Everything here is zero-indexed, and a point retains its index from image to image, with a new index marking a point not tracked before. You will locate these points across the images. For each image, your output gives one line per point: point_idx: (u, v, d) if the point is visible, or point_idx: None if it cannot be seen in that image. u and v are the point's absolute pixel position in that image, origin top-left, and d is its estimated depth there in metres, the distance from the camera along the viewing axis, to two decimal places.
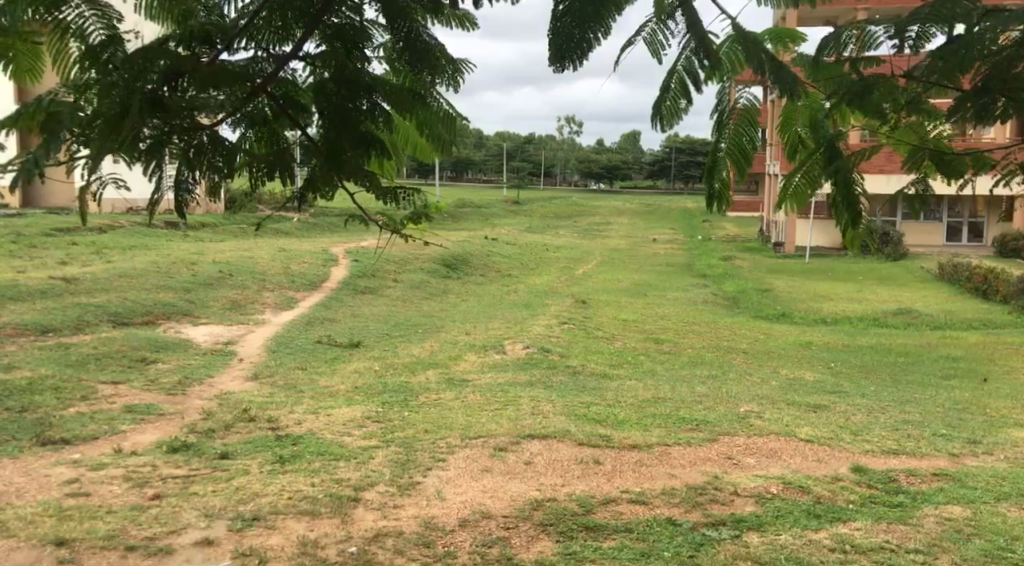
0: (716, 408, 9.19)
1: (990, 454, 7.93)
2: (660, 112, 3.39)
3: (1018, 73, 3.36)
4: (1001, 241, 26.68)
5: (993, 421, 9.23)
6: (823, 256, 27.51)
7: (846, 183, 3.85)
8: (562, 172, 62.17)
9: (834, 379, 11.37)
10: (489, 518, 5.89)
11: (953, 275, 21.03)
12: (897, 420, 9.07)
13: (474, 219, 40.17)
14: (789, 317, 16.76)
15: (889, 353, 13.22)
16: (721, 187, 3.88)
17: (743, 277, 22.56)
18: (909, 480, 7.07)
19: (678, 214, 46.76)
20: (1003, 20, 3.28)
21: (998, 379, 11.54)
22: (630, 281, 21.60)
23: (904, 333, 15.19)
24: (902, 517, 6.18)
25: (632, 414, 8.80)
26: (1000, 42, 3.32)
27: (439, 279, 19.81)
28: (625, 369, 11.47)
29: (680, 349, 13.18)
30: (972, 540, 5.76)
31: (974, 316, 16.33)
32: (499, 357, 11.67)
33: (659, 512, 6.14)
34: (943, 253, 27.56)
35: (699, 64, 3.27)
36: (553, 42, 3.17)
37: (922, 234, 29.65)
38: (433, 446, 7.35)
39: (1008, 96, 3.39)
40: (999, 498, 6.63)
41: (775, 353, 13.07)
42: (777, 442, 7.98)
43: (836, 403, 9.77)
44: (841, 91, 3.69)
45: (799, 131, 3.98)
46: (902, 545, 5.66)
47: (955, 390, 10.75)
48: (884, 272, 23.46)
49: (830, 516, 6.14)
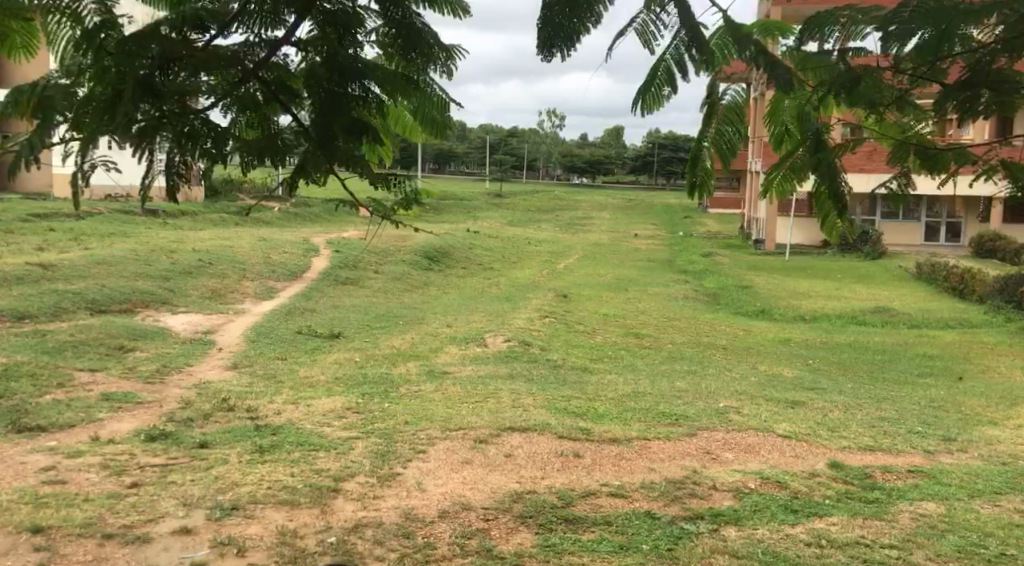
0: (696, 403, 9.23)
1: (963, 452, 8.02)
2: (642, 98, 3.44)
3: (998, 68, 3.47)
4: (977, 241, 26.98)
5: (967, 419, 9.33)
6: (803, 253, 27.72)
7: (831, 177, 3.78)
8: (545, 166, 62.28)
9: (812, 376, 11.47)
10: (469, 509, 5.90)
11: (929, 275, 21.22)
12: (873, 417, 9.15)
13: (456, 209, 40.12)
14: (769, 314, 16.84)
15: (866, 350, 13.33)
16: (704, 175, 3.89)
17: (724, 273, 22.69)
18: (884, 476, 7.14)
19: (659, 211, 46.96)
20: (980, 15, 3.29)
21: (973, 377, 11.68)
22: (611, 276, 21.67)
23: (880, 331, 15.33)
24: (877, 513, 6.24)
25: (612, 408, 8.83)
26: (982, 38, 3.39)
27: (419, 271, 19.78)
28: (605, 363, 11.50)
29: (660, 344, 13.24)
30: (945, 536, 5.83)
31: (949, 316, 16.49)
32: (480, 349, 11.67)
33: (638, 506, 6.17)
34: (921, 253, 27.78)
35: (688, 56, 3.30)
36: (543, 30, 3.17)
37: (899, 233, 29.91)
38: (414, 437, 7.36)
39: (991, 88, 3.52)
40: (973, 495, 6.70)
41: (753, 350, 13.17)
42: (755, 437, 8.03)
43: (814, 400, 9.86)
44: (827, 81, 3.60)
45: (785, 124, 3.99)
46: (877, 540, 5.71)
47: (931, 389, 10.84)
48: (862, 271, 23.62)
49: (806, 511, 6.19)
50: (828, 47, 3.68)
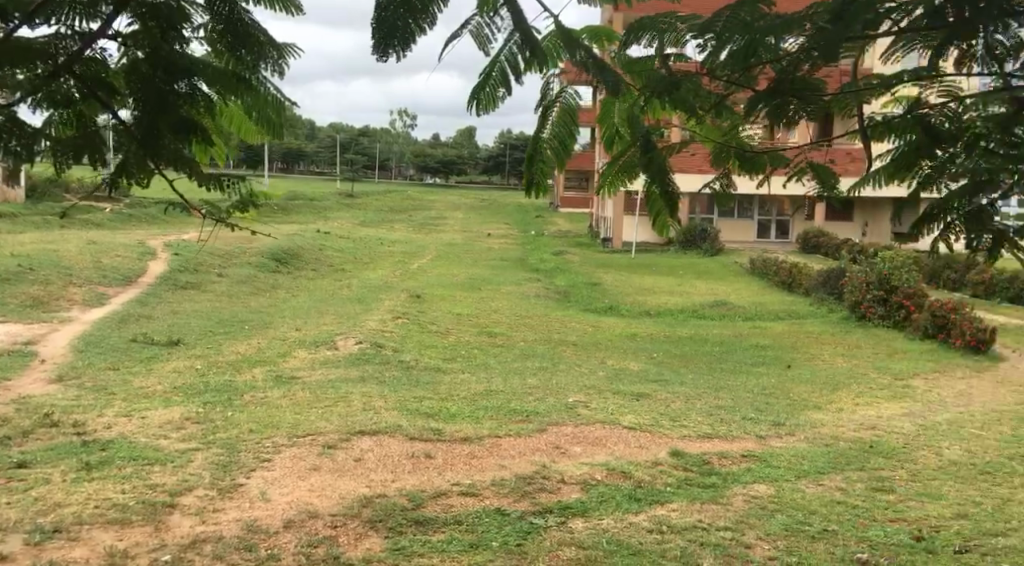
0: (546, 399, 9.37)
1: (792, 435, 8.47)
2: (477, 98, 3.45)
3: (801, 76, 3.71)
4: (805, 237, 28.58)
5: (796, 404, 9.86)
6: (648, 250, 28.62)
7: (660, 177, 3.90)
8: (397, 165, 61.87)
9: (656, 368, 11.85)
10: (315, 517, 5.78)
11: (763, 269, 22.33)
12: (711, 406, 9.54)
13: (304, 209, 39.26)
14: (616, 310, 17.29)
15: (705, 342, 13.89)
16: (540, 175, 3.88)
17: (573, 271, 23.13)
18: (721, 462, 7.45)
19: (510, 210, 47.47)
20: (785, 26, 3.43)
21: (801, 365, 12.36)
22: (462, 275, 21.73)
23: (719, 324, 16.00)
24: (714, 497, 6.51)
25: (462, 407, 8.85)
26: (787, 49, 3.55)
27: (265, 273, 19.25)
28: (456, 363, 11.51)
29: (510, 342, 13.37)
30: (774, 515, 6.13)
31: (781, 308, 17.39)
32: (329, 353, 11.46)
33: (489, 503, 6.20)
34: (755, 249, 29.19)
35: (522, 57, 3.36)
36: (378, 30, 3.22)
37: (736, 230, 31.34)
38: (257, 446, 7.14)
39: (795, 94, 3.81)
40: (800, 476, 7.08)
41: (601, 345, 13.49)
42: (600, 430, 8.22)
43: (657, 392, 10.18)
44: (650, 85, 3.78)
45: (617, 127, 4.01)
46: (713, 523, 5.94)
47: (764, 377, 11.41)
48: (702, 267, 24.60)
49: (649, 499, 6.38)
50: (653, 51, 3.86)
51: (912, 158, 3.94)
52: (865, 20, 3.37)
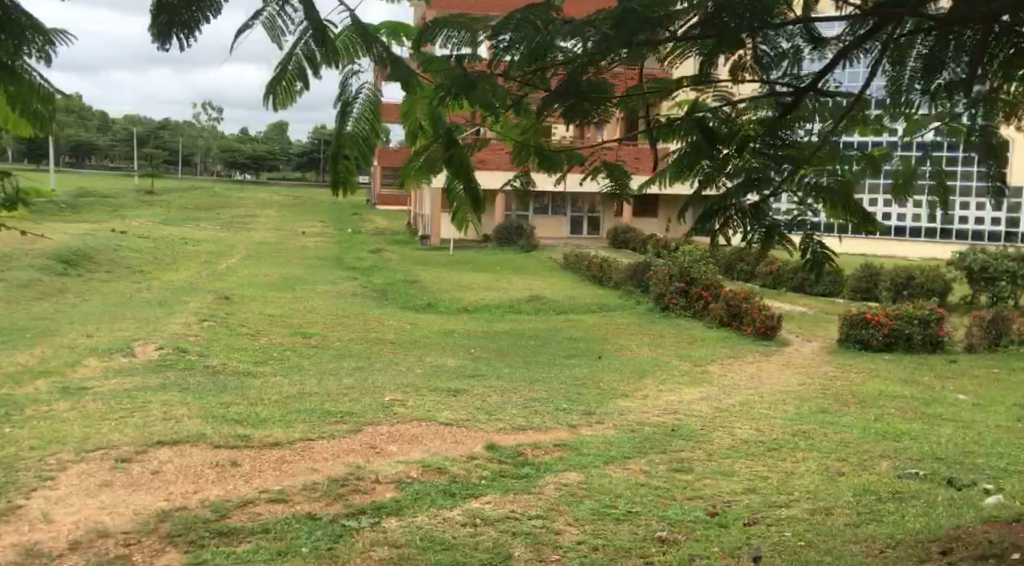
0: (359, 399, 9.27)
1: (602, 423, 8.76)
2: (274, 93, 3.26)
3: (586, 80, 3.83)
4: (614, 233, 29.64)
5: (606, 393, 10.20)
6: (464, 247, 28.84)
7: (463, 172, 3.95)
8: (204, 161, 59.40)
9: (472, 364, 11.95)
10: (106, 536, 5.46)
11: (575, 264, 22.98)
12: (525, 398, 9.72)
13: (101, 209, 37.00)
14: (432, 306, 17.30)
15: (520, 336, 14.15)
16: (346, 174, 3.82)
17: (389, 269, 22.99)
18: (534, 452, 7.61)
19: (326, 208, 46.61)
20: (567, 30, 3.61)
21: (611, 355, 12.80)
22: (274, 275, 21.13)
23: (534, 317, 16.34)
24: (526, 487, 6.63)
25: (271, 411, 8.60)
26: (573, 53, 3.69)
27: (56, 277, 18.01)
28: (267, 366, 11.16)
29: (324, 342, 13.12)
30: (583, 501, 6.33)
31: (592, 301, 17.96)
32: (128, 360, 10.86)
33: (298, 508, 6.06)
34: (568, 245, 29.99)
35: (315, 49, 3.21)
36: (160, 18, 3.26)
37: (550, 226, 32.11)
38: (42, 464, 6.67)
39: (584, 98, 3.88)
40: (608, 461, 7.35)
41: (418, 342, 13.47)
42: (415, 427, 8.21)
43: (473, 387, 10.27)
44: (445, 82, 3.69)
45: (419, 121, 3.98)
46: (525, 513, 6.06)
47: (576, 368, 11.74)
48: (517, 263, 25.04)
49: (463, 493, 6.43)
50: (448, 52, 3.74)
51: (696, 160, 4.19)
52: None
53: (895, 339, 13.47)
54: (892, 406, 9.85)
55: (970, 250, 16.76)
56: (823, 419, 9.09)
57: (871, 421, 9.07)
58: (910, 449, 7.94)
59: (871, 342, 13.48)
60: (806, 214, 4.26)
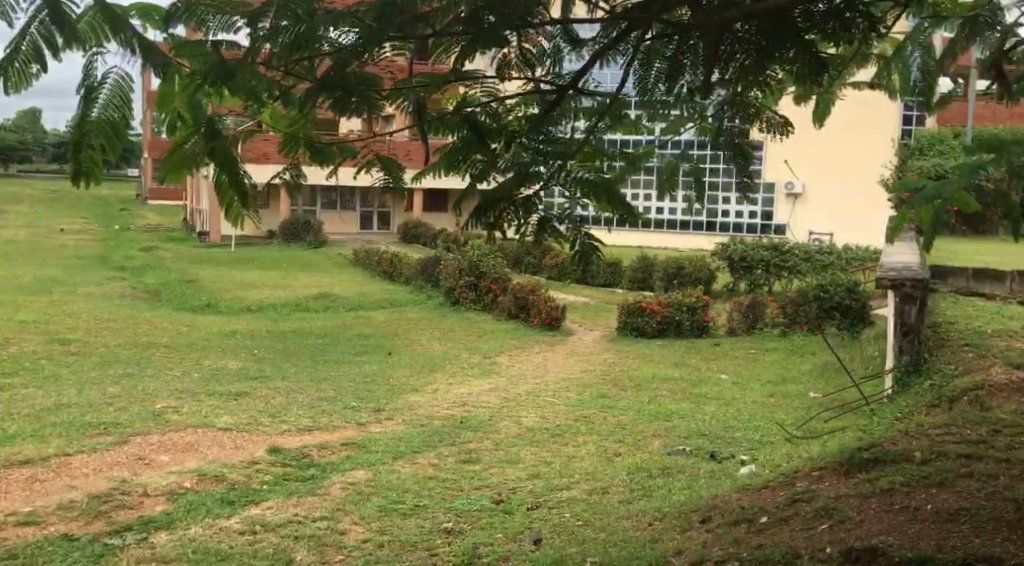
0: (129, 408, 8.75)
1: (391, 419, 8.73)
2: (5, 73, 3.11)
3: (350, 71, 3.66)
4: (404, 228, 29.60)
5: (394, 389, 10.18)
6: (247, 244, 27.87)
7: (229, 165, 3.71)
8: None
9: (255, 365, 11.58)
10: None
11: (364, 260, 22.76)
12: (311, 398, 9.52)
13: None
14: (212, 307, 16.61)
15: (306, 335, 13.85)
16: (91, 165, 3.54)
17: (164, 268, 21.84)
18: (319, 453, 7.46)
19: (94, 203, 43.65)
20: (328, 19, 3.48)
21: (400, 350, 12.77)
22: (33, 278, 19.56)
23: (320, 315, 16.04)
24: (310, 489, 6.51)
25: (27, 426, 7.96)
26: (334, 42, 3.55)
27: None
28: (23, 377, 10.32)
29: (90, 349, 12.29)
30: (369, 499, 6.29)
31: (381, 297, 17.86)
32: None
33: (53, 530, 5.64)
34: (356, 240, 29.65)
35: (52, 33, 3.03)
36: None
37: (337, 222, 31.65)
38: None
39: (351, 90, 3.73)
40: (395, 457, 7.33)
41: (197, 345, 12.89)
42: (191, 435, 7.85)
43: (255, 389, 9.95)
44: (200, 71, 3.42)
45: (177, 113, 3.66)
46: (309, 515, 5.95)
47: (364, 365, 11.63)
48: (304, 259, 24.49)
49: (242, 500, 6.22)
50: (202, 35, 3.47)
51: (467, 153, 4.23)
52: (399, 23, 3.53)
53: (668, 326, 14.29)
54: (665, 388, 10.44)
55: (731, 241, 18.04)
56: (603, 404, 9.50)
57: (646, 403, 9.57)
58: (679, 428, 8.44)
59: (645, 329, 14.23)
60: (575, 208, 4.25)
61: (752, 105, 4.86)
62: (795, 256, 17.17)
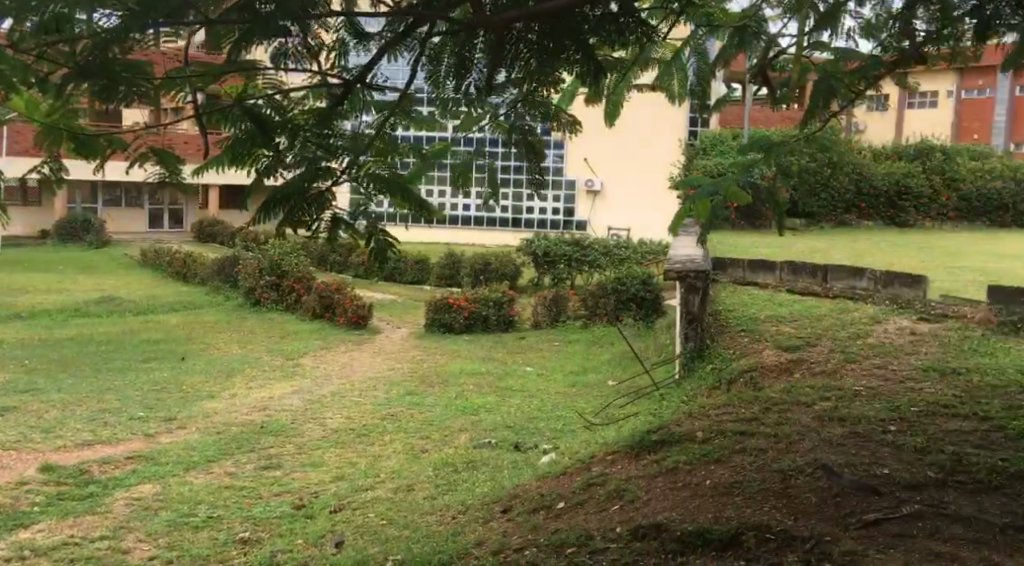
0: None
1: (182, 428, 8.34)
2: None
3: (111, 58, 3.39)
4: (199, 226, 28.36)
5: (186, 396, 9.74)
6: (21, 245, 25.81)
7: None
8: None
9: (30, 377, 10.76)
10: None
11: (155, 261, 21.62)
12: (94, 410, 8.95)
13: None
14: None
15: (88, 342, 13.00)
16: None
17: None
18: (101, 468, 7.03)
19: None
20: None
21: (193, 355, 12.23)
22: None
23: (106, 320, 15.11)
24: (90, 508, 6.14)
25: None
26: (99, 23, 3.34)
27: None
28: None
29: None
30: (157, 514, 6.00)
31: (174, 299, 17.03)
32: None
33: None
34: (146, 240, 28.12)
35: None
36: None
37: (125, 221, 29.89)
38: None
39: (113, 80, 3.41)
40: (186, 468, 7.02)
41: None
42: None
43: (29, 403, 9.25)
44: None
45: None
46: (88, 536, 5.62)
47: (154, 372, 11.05)
48: (87, 261, 22.97)
49: (11, 525, 5.78)
50: None
51: (252, 148, 3.91)
52: (168, 9, 3.35)
53: (474, 321, 14.45)
54: (471, 383, 10.54)
55: (535, 237, 18.48)
56: (409, 401, 9.47)
57: (451, 398, 9.63)
58: (485, 421, 8.54)
59: (453, 325, 14.32)
60: (369, 203, 4.26)
61: (547, 105, 4.95)
62: (595, 250, 17.77)
